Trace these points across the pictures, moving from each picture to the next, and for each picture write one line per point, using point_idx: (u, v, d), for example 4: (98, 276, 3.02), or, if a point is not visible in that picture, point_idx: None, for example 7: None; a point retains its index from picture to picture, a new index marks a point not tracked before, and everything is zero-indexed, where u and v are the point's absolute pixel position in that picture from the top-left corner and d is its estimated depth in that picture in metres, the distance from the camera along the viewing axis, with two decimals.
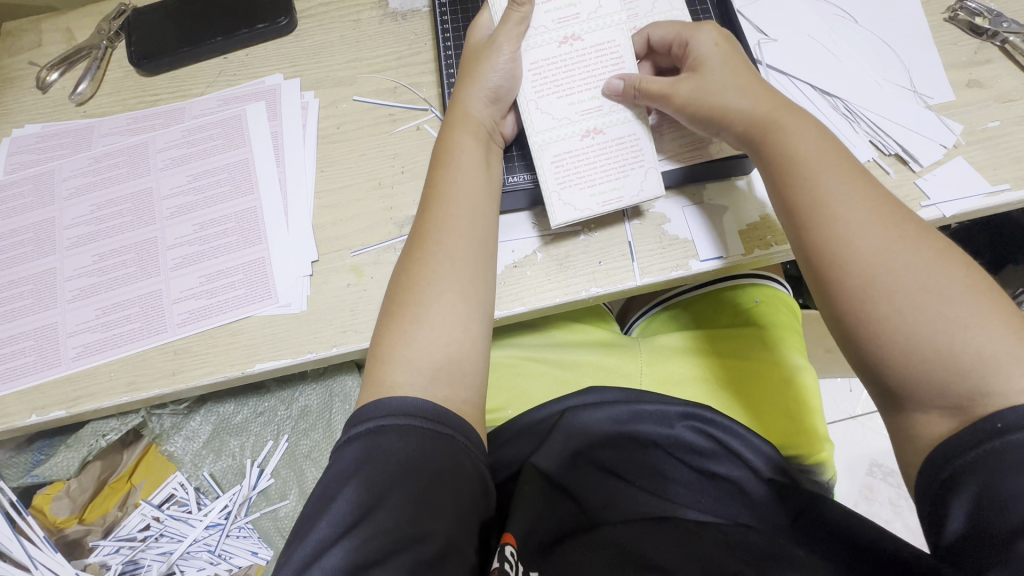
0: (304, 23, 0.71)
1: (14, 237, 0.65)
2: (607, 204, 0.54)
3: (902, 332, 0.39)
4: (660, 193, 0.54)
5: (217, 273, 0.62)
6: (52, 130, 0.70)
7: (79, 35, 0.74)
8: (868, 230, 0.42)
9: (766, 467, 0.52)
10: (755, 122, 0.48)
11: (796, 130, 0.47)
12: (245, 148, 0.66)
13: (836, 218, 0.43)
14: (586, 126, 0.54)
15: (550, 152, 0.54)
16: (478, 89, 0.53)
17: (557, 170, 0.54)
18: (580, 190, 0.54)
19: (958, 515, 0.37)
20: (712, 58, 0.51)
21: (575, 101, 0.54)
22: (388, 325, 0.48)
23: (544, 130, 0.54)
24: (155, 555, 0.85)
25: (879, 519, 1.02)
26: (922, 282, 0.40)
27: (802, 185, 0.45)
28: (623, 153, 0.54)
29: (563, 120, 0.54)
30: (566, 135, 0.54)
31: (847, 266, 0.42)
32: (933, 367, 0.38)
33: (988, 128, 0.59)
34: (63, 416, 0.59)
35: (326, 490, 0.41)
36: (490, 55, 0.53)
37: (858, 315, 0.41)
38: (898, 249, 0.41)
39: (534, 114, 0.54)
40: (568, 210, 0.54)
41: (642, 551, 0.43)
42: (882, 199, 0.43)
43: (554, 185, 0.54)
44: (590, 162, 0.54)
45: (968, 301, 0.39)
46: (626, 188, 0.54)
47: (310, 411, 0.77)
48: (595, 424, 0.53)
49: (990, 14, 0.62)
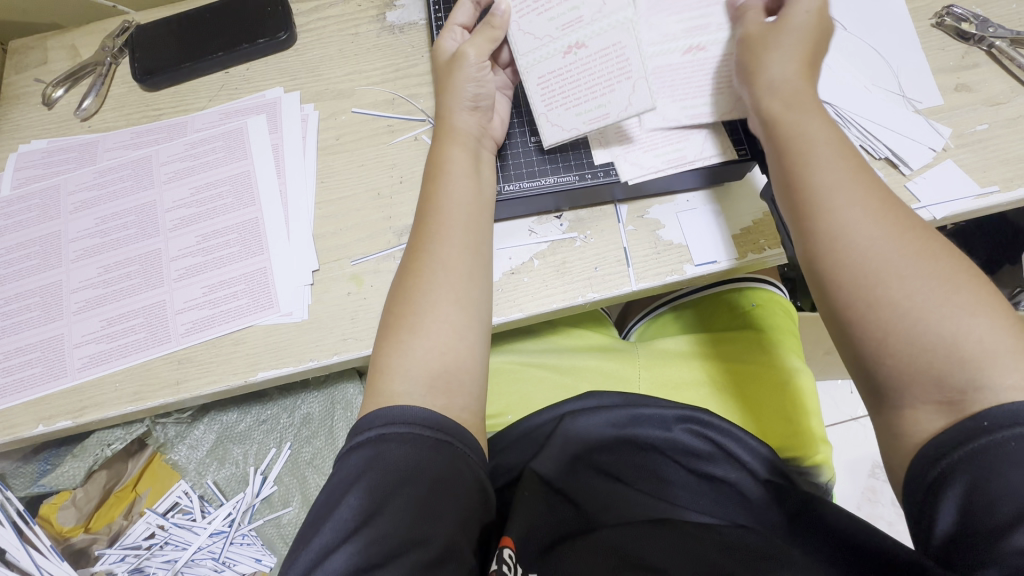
0: (304, 38, 0.72)
1: (21, 250, 0.67)
2: (594, 121, 0.55)
3: (902, 320, 0.40)
4: (650, 104, 0.54)
5: (219, 284, 0.63)
6: (58, 144, 0.71)
7: (84, 52, 0.76)
8: (874, 220, 0.43)
9: (762, 468, 0.54)
10: (789, 94, 0.49)
11: (812, 117, 0.48)
12: (246, 160, 0.67)
13: (842, 206, 0.44)
14: (568, 41, 0.55)
15: (535, 73, 0.56)
16: (457, 100, 0.56)
17: (543, 91, 0.56)
18: (566, 110, 0.56)
19: (947, 511, 0.37)
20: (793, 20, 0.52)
21: (555, 17, 0.56)
22: (387, 336, 0.48)
23: (529, 51, 0.56)
24: (160, 564, 0.85)
25: (882, 521, 1.02)
26: (924, 270, 0.41)
27: (812, 175, 0.46)
28: (608, 65, 0.55)
29: (545, 38, 0.56)
30: (549, 54, 0.56)
31: (853, 253, 0.43)
32: (936, 357, 0.39)
33: (977, 131, 0.60)
34: (68, 426, 0.60)
35: (331, 496, 0.41)
36: (459, 65, 0.55)
37: (866, 301, 0.41)
38: (902, 239, 0.42)
39: (518, 34, 0.56)
40: (557, 131, 0.56)
41: (640, 551, 0.44)
42: (887, 193, 0.45)
43: (542, 107, 0.56)
44: (575, 81, 0.56)
45: (971, 292, 0.40)
46: (613, 104, 0.55)
47: (312, 418, 0.78)
48: (594, 429, 0.55)
49: (976, 19, 0.64)
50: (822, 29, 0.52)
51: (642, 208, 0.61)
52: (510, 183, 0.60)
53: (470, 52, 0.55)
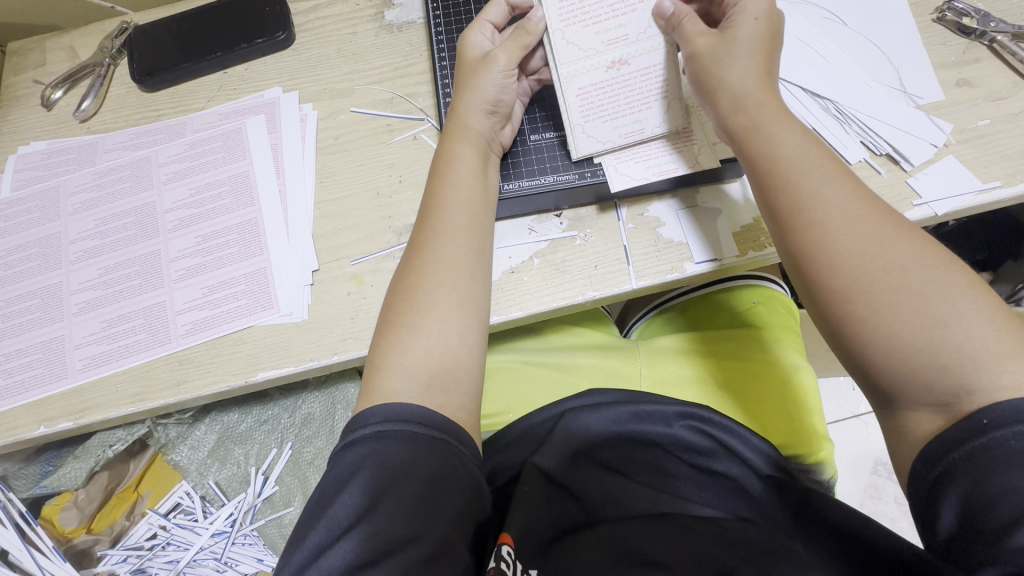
0: (303, 37, 0.72)
1: (21, 252, 0.67)
2: (629, 136, 0.57)
3: (881, 330, 0.40)
4: (679, 126, 0.57)
5: (220, 285, 0.63)
6: (58, 146, 0.71)
7: (83, 53, 0.76)
8: (847, 232, 0.42)
9: (764, 465, 0.53)
10: (753, 106, 0.47)
11: (777, 127, 0.46)
12: (245, 161, 0.67)
13: (815, 220, 0.43)
14: (612, 56, 0.55)
15: (575, 85, 0.56)
16: (478, 99, 0.55)
17: (581, 103, 0.56)
18: (603, 123, 0.57)
19: (950, 508, 0.37)
20: (740, 26, 0.50)
21: (602, 30, 0.54)
22: (386, 333, 0.48)
23: (571, 61, 0.55)
24: (162, 564, 0.86)
25: (885, 518, 1.02)
26: (900, 281, 0.40)
27: (785, 189, 0.45)
28: (647, 85, 0.56)
29: (590, 50, 0.55)
30: (591, 66, 0.55)
31: (827, 268, 0.42)
32: (915, 366, 0.39)
33: (978, 127, 0.60)
34: (71, 427, 0.60)
35: (325, 494, 0.41)
36: (487, 67, 0.55)
37: (841, 315, 0.41)
38: (877, 250, 0.41)
39: (561, 43, 0.55)
40: (591, 142, 0.57)
41: (639, 547, 0.44)
42: (864, 199, 0.44)
43: (579, 118, 0.57)
44: (615, 95, 0.56)
45: (952, 299, 0.39)
46: (649, 121, 0.57)
47: (313, 418, 0.78)
48: (594, 424, 0.55)
49: (978, 14, 0.63)
50: (772, 32, 0.50)
51: (642, 205, 0.61)
52: (510, 181, 0.60)
53: (500, 59, 0.54)
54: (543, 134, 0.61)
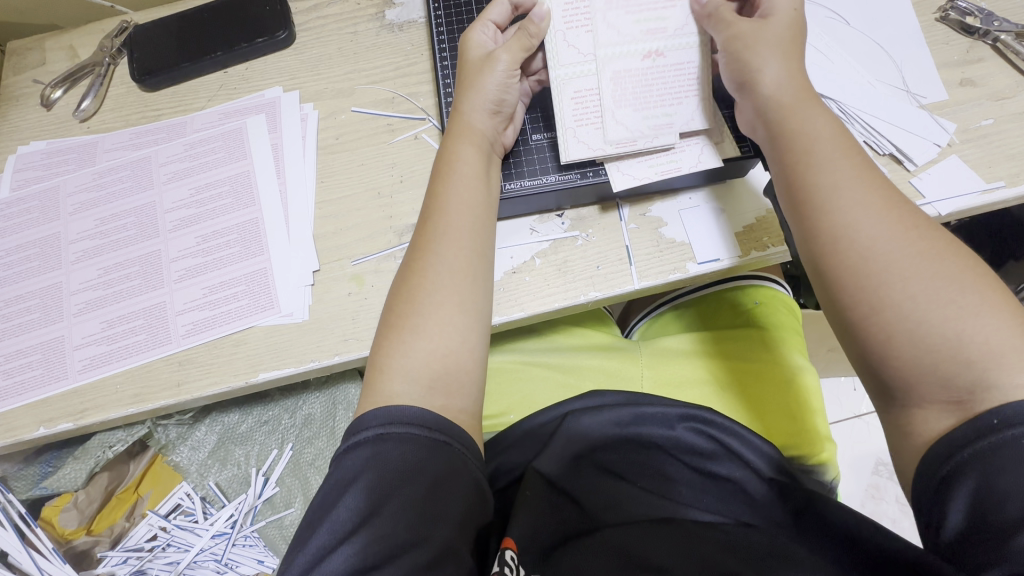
0: (303, 37, 0.72)
1: (21, 251, 0.66)
2: (658, 129, 0.56)
3: (908, 320, 0.40)
4: (708, 125, 0.56)
5: (220, 285, 0.62)
6: (58, 146, 0.71)
7: (82, 53, 0.76)
8: (877, 219, 0.42)
9: (767, 467, 0.53)
10: (785, 94, 0.48)
11: (810, 115, 0.47)
12: (246, 161, 0.67)
13: (844, 207, 0.43)
14: (650, 46, 0.56)
15: (570, 88, 0.56)
16: (481, 99, 0.55)
17: (614, 87, 0.56)
18: (634, 111, 0.56)
19: (957, 509, 0.37)
20: (777, 17, 0.51)
21: (642, 19, 0.56)
22: (387, 336, 0.48)
23: (609, 44, 0.56)
24: (162, 565, 0.85)
25: (887, 519, 1.02)
26: (929, 271, 0.40)
27: (815, 175, 0.45)
28: (679, 79, 0.56)
29: (628, 37, 0.56)
30: (628, 51, 0.56)
31: (856, 255, 0.42)
32: (940, 358, 0.39)
33: (982, 126, 0.60)
34: (70, 429, 0.60)
35: (327, 497, 0.41)
36: (490, 68, 0.55)
37: (867, 304, 0.41)
38: (905, 240, 0.42)
39: (602, 25, 0.56)
40: (583, 149, 0.57)
41: (641, 553, 0.44)
42: (891, 191, 0.44)
43: (571, 123, 0.56)
44: (649, 84, 0.56)
45: (977, 291, 0.40)
46: (678, 116, 0.56)
47: (314, 419, 0.78)
48: (596, 429, 0.54)
49: (981, 13, 0.64)
50: (803, 30, 0.52)
51: (645, 205, 0.61)
52: (511, 181, 0.59)
53: (502, 59, 0.55)
54: (544, 134, 0.61)
